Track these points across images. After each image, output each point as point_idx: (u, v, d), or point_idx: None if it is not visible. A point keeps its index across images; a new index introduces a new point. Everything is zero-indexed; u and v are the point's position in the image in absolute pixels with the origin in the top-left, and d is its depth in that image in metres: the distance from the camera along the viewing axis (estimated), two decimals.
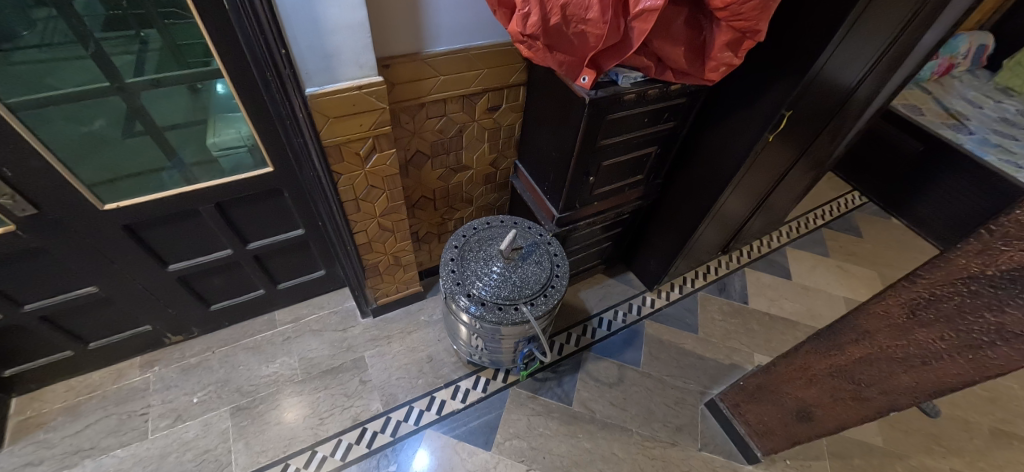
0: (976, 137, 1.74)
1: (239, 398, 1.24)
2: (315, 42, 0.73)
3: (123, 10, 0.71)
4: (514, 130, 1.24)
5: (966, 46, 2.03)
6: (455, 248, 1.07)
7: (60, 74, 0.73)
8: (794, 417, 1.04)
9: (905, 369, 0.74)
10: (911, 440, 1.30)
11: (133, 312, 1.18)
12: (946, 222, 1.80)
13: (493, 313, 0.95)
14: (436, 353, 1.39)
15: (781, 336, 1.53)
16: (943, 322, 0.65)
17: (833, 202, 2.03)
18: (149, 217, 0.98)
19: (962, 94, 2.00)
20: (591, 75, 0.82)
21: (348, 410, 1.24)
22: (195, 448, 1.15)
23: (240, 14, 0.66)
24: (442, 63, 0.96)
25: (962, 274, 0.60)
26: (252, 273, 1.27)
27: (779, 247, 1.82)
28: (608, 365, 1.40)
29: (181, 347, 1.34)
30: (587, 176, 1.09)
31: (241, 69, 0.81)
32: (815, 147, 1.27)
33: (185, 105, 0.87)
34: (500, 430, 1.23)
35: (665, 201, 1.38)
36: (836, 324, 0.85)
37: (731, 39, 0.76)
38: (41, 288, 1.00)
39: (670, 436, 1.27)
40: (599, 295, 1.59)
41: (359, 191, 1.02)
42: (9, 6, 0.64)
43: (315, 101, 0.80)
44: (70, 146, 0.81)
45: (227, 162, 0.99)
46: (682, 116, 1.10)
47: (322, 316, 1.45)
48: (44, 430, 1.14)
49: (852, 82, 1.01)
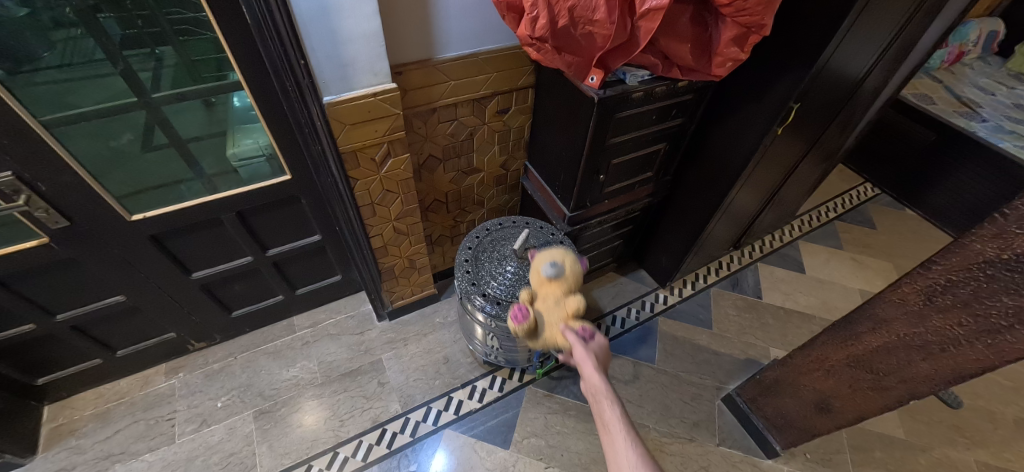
0: (990, 125, 1.72)
1: (262, 402, 1.27)
2: (331, 52, 0.76)
3: (139, 28, 0.74)
4: (523, 132, 1.26)
5: (976, 33, 2.01)
6: (469, 249, 1.09)
7: (85, 92, 0.76)
8: (813, 409, 1.03)
9: (923, 357, 0.74)
10: (933, 432, 1.28)
11: (158, 320, 1.22)
12: (961, 210, 1.77)
13: (508, 312, 0.97)
14: (453, 354, 1.41)
15: (797, 329, 1.52)
16: (961, 307, 0.65)
17: (845, 194, 2.01)
18: (173, 226, 1.01)
19: (973, 81, 1.98)
20: (598, 75, 0.85)
21: (367, 412, 1.26)
22: (221, 451, 1.18)
23: (261, 28, 0.69)
24: (452, 69, 0.98)
25: (977, 259, 0.60)
26: (271, 279, 1.30)
27: (791, 241, 1.81)
28: (623, 362, 1.40)
29: (204, 353, 1.37)
30: (597, 175, 1.10)
31: (260, 80, 0.84)
32: (824, 140, 1.27)
33: (201, 120, 0.90)
34: (518, 429, 1.24)
35: (675, 198, 1.39)
36: (852, 314, 0.85)
37: (737, 34, 0.77)
38: (73, 298, 1.04)
39: (688, 431, 1.27)
40: (612, 294, 1.59)
41: (374, 196, 1.04)
42: (29, 28, 0.67)
43: (332, 109, 0.83)
44: (97, 160, 0.84)
45: (245, 172, 1.02)
46: (691, 113, 1.11)
47: (339, 320, 1.48)
48: (76, 437, 1.18)
49: (859, 73, 1.02)
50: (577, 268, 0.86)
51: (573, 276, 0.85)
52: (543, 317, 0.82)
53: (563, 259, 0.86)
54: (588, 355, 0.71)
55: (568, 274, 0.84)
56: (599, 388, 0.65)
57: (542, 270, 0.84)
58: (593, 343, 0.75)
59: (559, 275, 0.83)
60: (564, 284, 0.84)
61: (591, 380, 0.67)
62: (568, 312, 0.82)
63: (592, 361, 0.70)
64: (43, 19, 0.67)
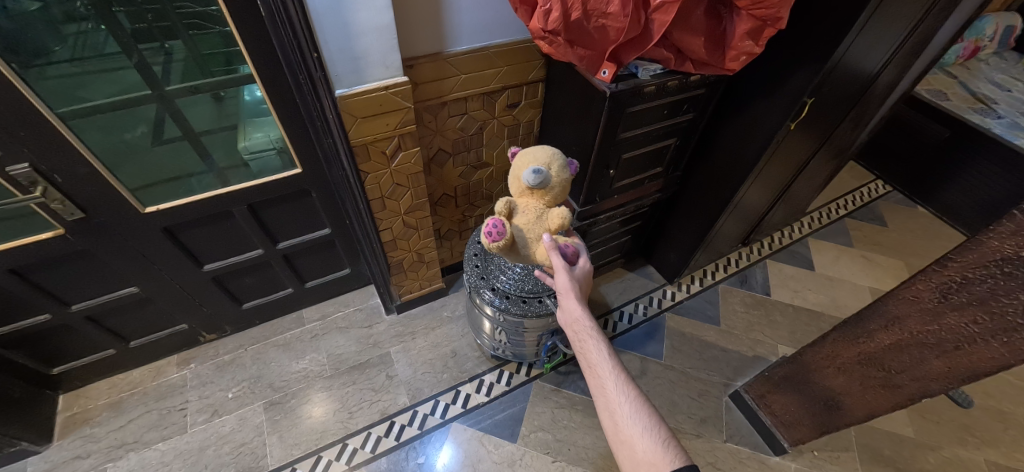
0: (1006, 121, 1.69)
1: (272, 393, 1.29)
2: (344, 44, 0.76)
3: (149, 23, 0.74)
4: (532, 126, 1.26)
5: (993, 28, 1.97)
6: (478, 243, 1.09)
7: (94, 86, 0.76)
8: (823, 406, 1.02)
9: (936, 354, 0.73)
10: (942, 431, 1.27)
11: (169, 311, 1.23)
12: (974, 208, 1.76)
13: (517, 306, 0.97)
14: (460, 348, 1.41)
15: (806, 327, 1.51)
16: (977, 305, 0.64)
17: (857, 191, 1.99)
18: (185, 219, 1.02)
19: (989, 77, 1.94)
20: (611, 68, 0.84)
21: (376, 404, 1.27)
22: (231, 441, 1.19)
23: (274, 18, 0.69)
24: (463, 62, 0.98)
25: (993, 257, 0.59)
26: (281, 272, 1.32)
27: (801, 238, 1.79)
28: (630, 357, 1.40)
29: (215, 345, 1.39)
30: (607, 169, 1.10)
31: (272, 72, 0.84)
32: (837, 135, 1.25)
33: (212, 113, 0.91)
34: (526, 423, 1.25)
35: (685, 193, 1.38)
36: (864, 310, 0.84)
37: (752, 27, 0.76)
38: (87, 290, 1.06)
39: (695, 427, 1.27)
40: (619, 289, 1.59)
41: (384, 189, 1.05)
42: (42, 22, 0.67)
43: (344, 102, 0.83)
44: (110, 152, 0.85)
45: (256, 164, 1.02)
46: (702, 107, 1.10)
47: (347, 313, 1.49)
48: (91, 425, 1.20)
49: (875, 68, 1.00)
50: (564, 178, 0.80)
51: (557, 186, 0.80)
52: (522, 232, 0.79)
53: (549, 166, 0.79)
54: (572, 281, 0.77)
55: (552, 184, 0.79)
56: (580, 317, 0.77)
57: (527, 177, 0.75)
58: (577, 268, 0.81)
59: (544, 184, 0.77)
60: (547, 194, 0.79)
61: (574, 308, 0.77)
62: (550, 227, 0.80)
63: (576, 288, 0.78)
64: (55, 13, 0.67)
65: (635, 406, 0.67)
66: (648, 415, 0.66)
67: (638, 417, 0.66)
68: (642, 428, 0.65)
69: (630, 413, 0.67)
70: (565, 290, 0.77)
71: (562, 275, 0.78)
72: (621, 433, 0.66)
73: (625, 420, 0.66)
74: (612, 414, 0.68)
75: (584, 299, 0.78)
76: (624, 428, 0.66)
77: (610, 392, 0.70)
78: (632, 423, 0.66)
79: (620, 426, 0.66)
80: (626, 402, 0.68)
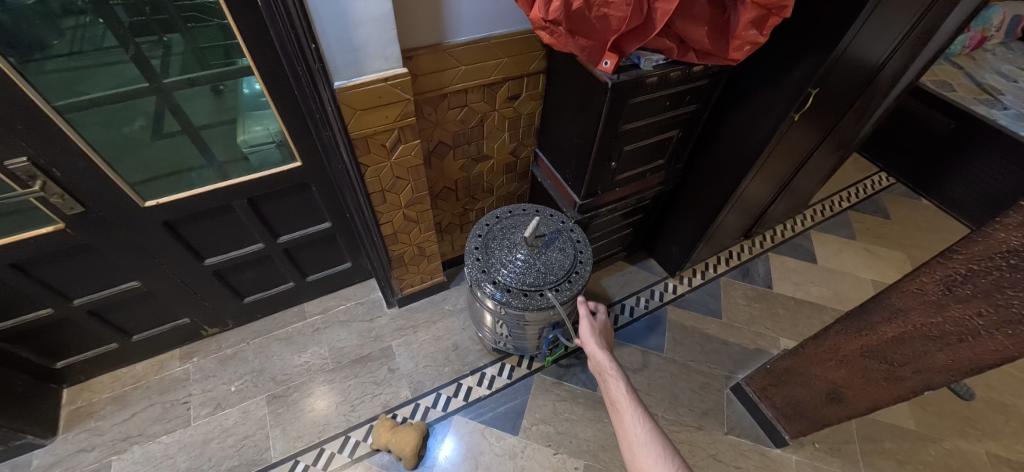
0: (1012, 112, 1.67)
1: (274, 387, 1.29)
2: (342, 35, 0.75)
3: (147, 16, 0.73)
4: (533, 119, 1.25)
5: (1000, 18, 1.94)
6: (478, 236, 1.08)
7: (92, 80, 0.76)
8: (824, 399, 1.03)
9: (940, 347, 0.73)
10: (944, 423, 1.27)
11: (172, 306, 1.23)
12: (979, 201, 1.75)
13: (518, 299, 0.97)
14: (461, 341, 1.41)
15: (808, 320, 1.51)
16: (982, 297, 0.63)
17: (860, 183, 1.98)
18: (185, 213, 1.02)
19: (995, 68, 1.92)
20: (613, 59, 0.81)
21: (378, 397, 1.28)
22: (235, 434, 1.20)
23: (271, 9, 0.67)
24: (463, 53, 0.97)
25: (1000, 249, 0.58)
26: (282, 266, 1.32)
27: (804, 231, 1.78)
28: (631, 351, 1.40)
29: (217, 338, 1.40)
30: (609, 162, 1.09)
31: (271, 65, 0.83)
32: (841, 127, 1.24)
33: (211, 107, 0.90)
34: (527, 416, 1.25)
35: (687, 186, 1.37)
36: (867, 303, 0.84)
37: (757, 16, 0.75)
38: (89, 284, 1.06)
39: (696, 420, 1.27)
40: (621, 282, 1.59)
41: (384, 183, 1.04)
42: (39, 16, 0.66)
43: (343, 94, 0.82)
44: (109, 146, 0.85)
45: (256, 158, 1.02)
46: (705, 98, 1.09)
47: (349, 307, 1.49)
48: (95, 419, 1.21)
49: (880, 58, 0.99)
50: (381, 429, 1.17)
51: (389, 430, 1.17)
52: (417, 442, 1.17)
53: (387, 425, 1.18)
54: (592, 328, 0.91)
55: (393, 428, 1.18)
56: (602, 358, 0.86)
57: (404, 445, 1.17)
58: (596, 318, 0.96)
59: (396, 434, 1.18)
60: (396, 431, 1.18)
61: (596, 352, 0.88)
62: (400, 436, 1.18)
63: (596, 336, 0.91)
64: (52, 7, 0.66)
65: (652, 436, 0.69)
66: (666, 447, 0.67)
67: (655, 447, 0.67)
68: (658, 458, 0.65)
69: (647, 443, 0.68)
70: (586, 336, 0.91)
71: (583, 323, 0.93)
72: (638, 462, 0.67)
73: (643, 450, 0.67)
74: (630, 443, 0.70)
75: (604, 345, 0.90)
76: (640, 456, 0.67)
77: (629, 424, 0.73)
78: (649, 452, 0.67)
79: (637, 456, 0.67)
80: (643, 432, 0.70)
